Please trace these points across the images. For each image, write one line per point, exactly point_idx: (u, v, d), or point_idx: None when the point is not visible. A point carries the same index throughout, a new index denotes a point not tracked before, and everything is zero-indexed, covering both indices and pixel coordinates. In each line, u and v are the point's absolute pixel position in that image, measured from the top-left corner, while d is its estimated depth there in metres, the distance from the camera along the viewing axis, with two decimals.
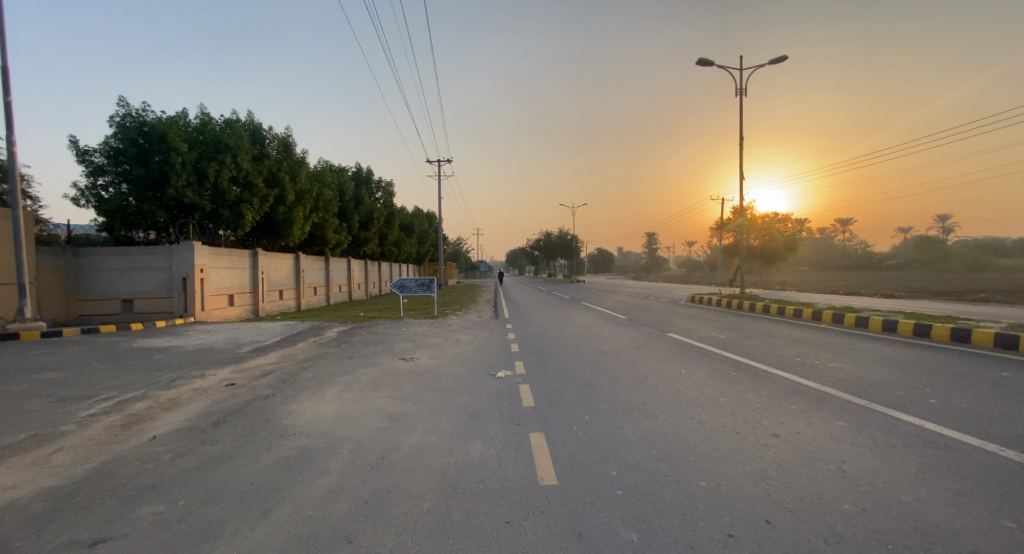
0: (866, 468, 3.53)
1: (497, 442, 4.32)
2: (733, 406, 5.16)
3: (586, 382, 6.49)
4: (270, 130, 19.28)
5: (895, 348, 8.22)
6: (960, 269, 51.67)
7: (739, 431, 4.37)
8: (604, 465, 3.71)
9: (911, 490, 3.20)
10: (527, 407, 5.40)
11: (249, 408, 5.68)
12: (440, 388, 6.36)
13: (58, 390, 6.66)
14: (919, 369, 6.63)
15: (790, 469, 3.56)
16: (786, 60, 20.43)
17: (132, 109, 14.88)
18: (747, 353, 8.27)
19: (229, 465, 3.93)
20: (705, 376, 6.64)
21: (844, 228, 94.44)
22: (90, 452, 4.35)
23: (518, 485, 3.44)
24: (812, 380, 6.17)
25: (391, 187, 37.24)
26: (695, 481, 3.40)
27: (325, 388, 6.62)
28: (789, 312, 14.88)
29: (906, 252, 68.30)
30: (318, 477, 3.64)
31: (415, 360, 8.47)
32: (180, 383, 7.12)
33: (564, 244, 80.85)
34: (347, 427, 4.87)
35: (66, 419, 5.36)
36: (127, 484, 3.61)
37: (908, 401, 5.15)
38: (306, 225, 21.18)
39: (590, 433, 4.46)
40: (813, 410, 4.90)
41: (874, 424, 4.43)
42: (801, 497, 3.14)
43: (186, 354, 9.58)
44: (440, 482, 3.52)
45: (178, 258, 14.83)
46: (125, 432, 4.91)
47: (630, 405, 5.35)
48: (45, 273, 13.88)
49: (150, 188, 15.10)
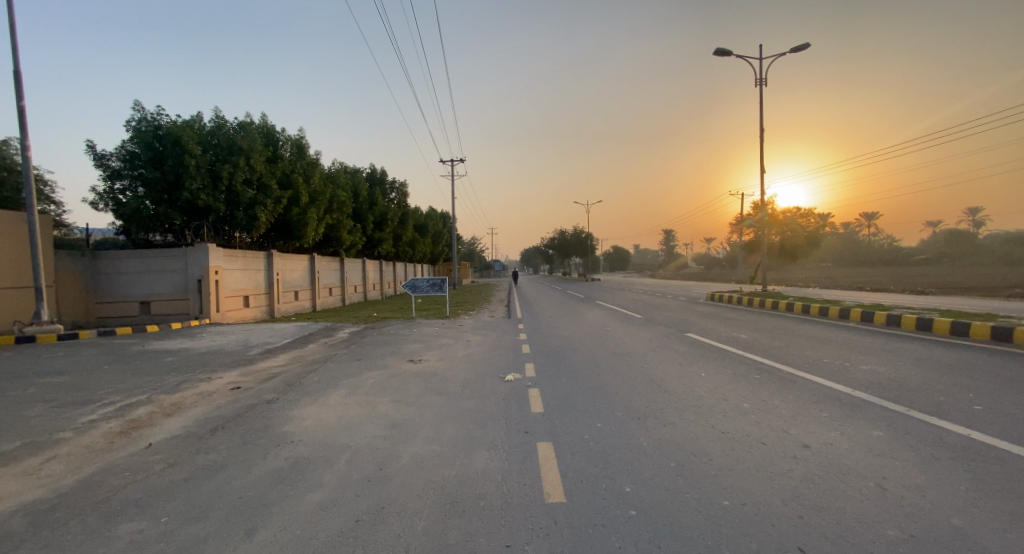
0: (909, 486, 3.17)
1: (502, 452, 4.06)
2: (758, 413, 4.82)
3: (599, 386, 6.18)
4: (283, 132, 19.35)
5: (931, 348, 7.73)
6: (994, 264, 49.60)
7: (766, 443, 4.03)
8: (617, 481, 3.42)
9: (963, 512, 2.83)
10: (536, 413, 5.14)
11: (251, 414, 5.52)
12: (447, 392, 6.15)
13: (63, 395, 6.59)
14: (960, 371, 6.14)
15: (823, 486, 3.22)
16: (808, 47, 19.69)
17: (147, 113, 15.04)
18: (771, 354, 7.84)
19: (221, 478, 3.74)
20: (726, 379, 6.27)
21: (869, 222, 91.65)
22: (82, 462, 4.22)
23: (522, 502, 3.17)
24: (842, 384, 5.77)
25: (404, 186, 37.31)
26: (717, 500, 3.09)
27: (329, 392, 6.42)
28: (813, 309, 14.31)
29: (935, 246, 65.99)
30: (310, 491, 3.44)
31: (423, 363, 8.22)
32: (186, 386, 7.04)
33: (580, 242, 79.92)
34: (347, 434, 4.67)
35: (65, 425, 5.26)
36: (112, 498, 3.45)
37: (950, 407, 4.72)
38: (320, 227, 21.20)
39: (602, 443, 4.18)
40: (845, 418, 4.52)
41: (915, 434, 4.04)
42: (838, 520, 2.80)
43: (196, 356, 9.53)
44: (439, 498, 3.27)
45: (192, 261, 14.90)
46: (121, 440, 4.77)
47: (646, 412, 5.04)
48: (63, 276, 14.08)
49: (166, 191, 15.22)
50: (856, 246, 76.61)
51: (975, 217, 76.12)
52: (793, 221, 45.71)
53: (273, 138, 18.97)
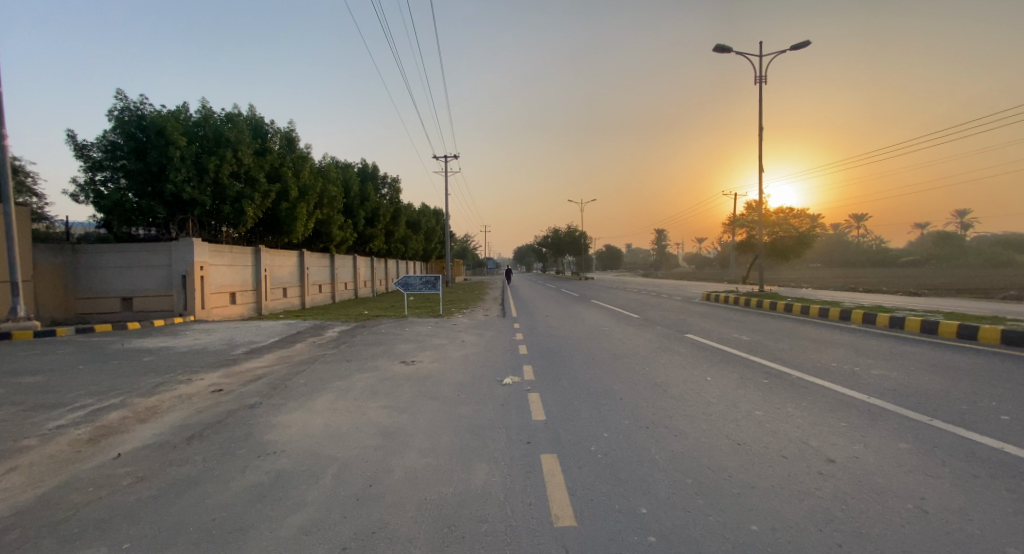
0: (952, 508, 2.90)
1: (502, 466, 3.75)
2: (773, 423, 4.54)
3: (602, 391, 5.89)
4: (272, 125, 18.90)
5: (941, 352, 7.54)
6: (982, 266, 50.18)
7: (787, 456, 3.75)
8: (632, 501, 3.12)
9: (1019, 540, 2.55)
10: (537, 421, 4.83)
11: (232, 420, 5.15)
12: (442, 397, 5.82)
13: (31, 398, 6.15)
14: (975, 377, 5.94)
15: (857, 508, 2.94)
16: (808, 45, 19.49)
17: (130, 102, 14.44)
18: (776, 357, 7.63)
19: (194, 495, 3.38)
20: (735, 385, 5.99)
21: (858, 223, 92.58)
22: (44, 474, 3.84)
23: (529, 526, 2.85)
24: (856, 390, 5.52)
25: (396, 182, 36.78)
26: (745, 525, 2.79)
27: (317, 395, 6.07)
28: (813, 311, 14.10)
29: (924, 248, 66.69)
30: (292, 512, 3.10)
31: (417, 364, 7.89)
32: (164, 388, 6.62)
33: (575, 240, 80.03)
34: (335, 444, 4.33)
35: (29, 431, 4.87)
36: (70, 518, 3.09)
37: (975, 417, 4.47)
38: (309, 221, 20.70)
39: (611, 456, 3.88)
40: (866, 428, 4.27)
41: (943, 447, 3.79)
42: (881, 550, 2.52)
43: (177, 356, 9.08)
44: (436, 521, 2.95)
45: (177, 256, 14.39)
46: (87, 449, 4.38)
47: (654, 420, 4.74)
48: (41, 271, 13.53)
49: (149, 183, 14.66)
50: (846, 248, 77.27)
51: (962, 219, 77.24)
52: (786, 221, 45.93)
53: (262, 130, 18.53)
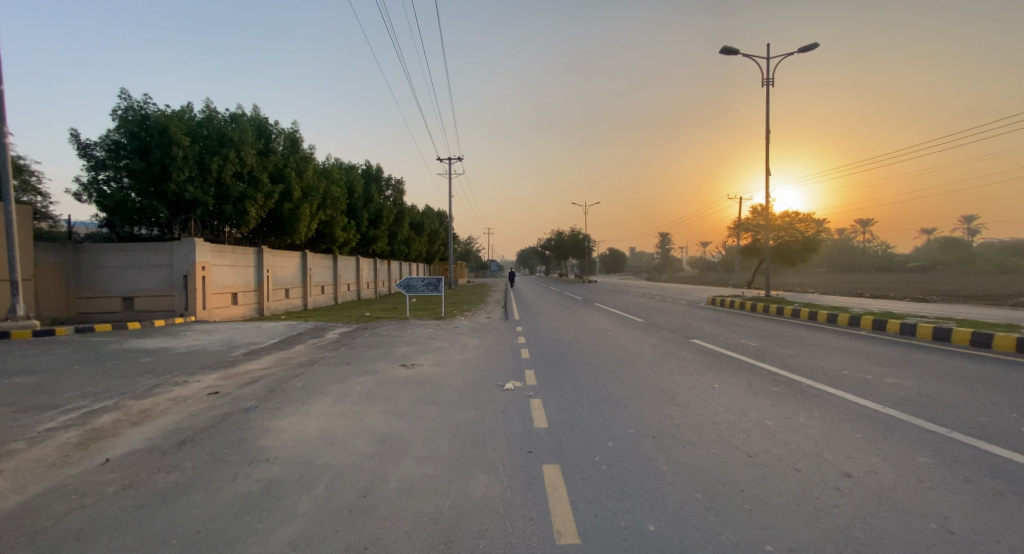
0: (980, 529, 2.71)
1: (502, 477, 3.60)
2: (785, 433, 4.37)
3: (606, 398, 5.73)
4: (276, 125, 18.90)
5: (956, 360, 7.32)
6: (990, 273, 49.71)
7: (800, 470, 3.58)
8: (639, 517, 2.95)
9: None
10: (538, 428, 4.67)
11: (226, 424, 5.01)
12: (441, 403, 5.67)
13: (23, 399, 6.02)
14: (994, 387, 5.73)
15: (878, 528, 2.77)
16: (815, 47, 19.25)
17: (134, 101, 14.40)
18: (785, 364, 7.44)
19: (180, 505, 3.24)
20: (743, 393, 5.82)
21: (864, 228, 92.02)
22: (27, 480, 3.70)
23: (528, 543, 2.70)
24: (868, 399, 5.35)
25: (400, 182, 36.66)
26: (759, 545, 2.62)
27: (314, 399, 5.93)
28: (821, 316, 13.88)
29: (931, 253, 66.04)
30: (280, 524, 2.95)
31: (417, 368, 7.75)
32: (160, 390, 6.49)
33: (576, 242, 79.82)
34: (330, 450, 4.19)
35: (18, 434, 4.74)
36: (49, 529, 2.95)
37: (996, 429, 4.28)
38: (312, 222, 20.63)
39: (615, 467, 3.72)
40: (883, 440, 4.10)
41: (965, 461, 3.61)
42: None
43: (175, 357, 8.95)
44: (431, 537, 2.79)
45: (179, 256, 14.32)
46: (75, 454, 4.25)
47: (660, 429, 4.58)
48: (43, 271, 13.48)
49: (151, 183, 14.61)
50: (851, 252, 76.77)
51: (969, 225, 76.57)
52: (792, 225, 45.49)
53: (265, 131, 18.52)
